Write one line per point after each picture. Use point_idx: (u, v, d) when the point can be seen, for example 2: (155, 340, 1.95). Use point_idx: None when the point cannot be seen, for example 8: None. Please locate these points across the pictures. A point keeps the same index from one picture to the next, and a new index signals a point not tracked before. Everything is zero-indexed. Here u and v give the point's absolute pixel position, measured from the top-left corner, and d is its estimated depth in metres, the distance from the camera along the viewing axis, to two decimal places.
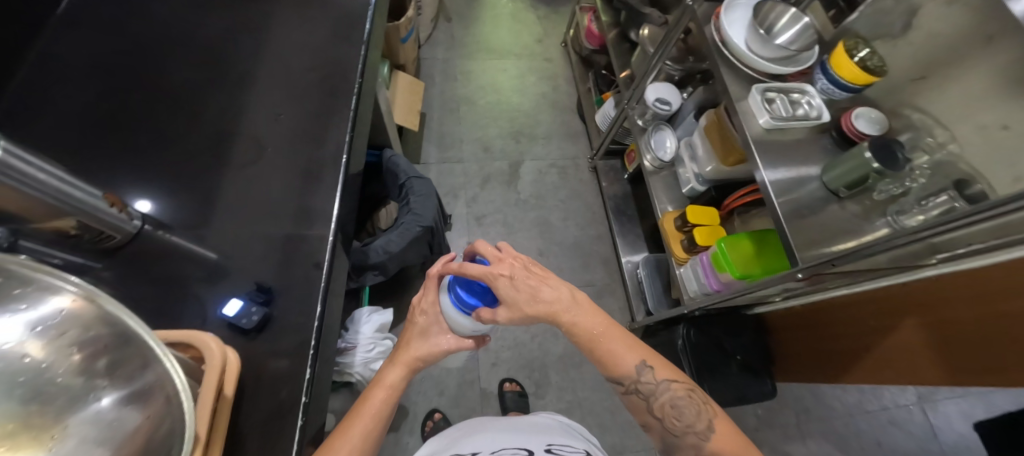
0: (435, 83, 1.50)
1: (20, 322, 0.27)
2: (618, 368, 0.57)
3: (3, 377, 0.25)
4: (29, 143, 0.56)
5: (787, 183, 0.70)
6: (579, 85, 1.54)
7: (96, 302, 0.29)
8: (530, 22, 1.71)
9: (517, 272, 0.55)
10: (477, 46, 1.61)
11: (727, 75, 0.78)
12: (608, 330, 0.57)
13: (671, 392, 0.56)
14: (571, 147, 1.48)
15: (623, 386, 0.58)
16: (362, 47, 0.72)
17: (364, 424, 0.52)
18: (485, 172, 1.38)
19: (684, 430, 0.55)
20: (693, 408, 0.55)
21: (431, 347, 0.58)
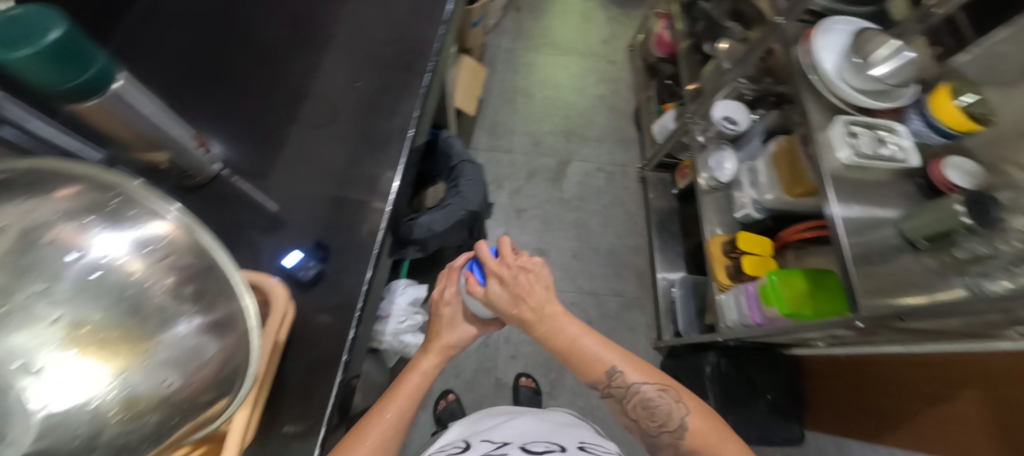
0: (496, 71, 1.50)
1: (130, 240, 0.29)
2: (587, 371, 0.56)
3: (113, 288, 0.27)
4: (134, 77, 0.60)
5: (859, 224, 0.66)
6: (640, 92, 1.51)
7: (190, 232, 0.31)
8: (599, 22, 1.68)
9: (508, 276, 0.55)
10: (543, 40, 1.60)
11: (809, 101, 0.74)
12: (581, 335, 0.56)
13: (643, 393, 0.55)
14: (622, 154, 1.45)
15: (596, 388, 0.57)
16: (441, 26, 0.73)
17: (399, 404, 0.54)
18: (532, 166, 1.38)
19: (659, 430, 0.53)
20: (666, 407, 0.54)
21: (457, 336, 0.61)
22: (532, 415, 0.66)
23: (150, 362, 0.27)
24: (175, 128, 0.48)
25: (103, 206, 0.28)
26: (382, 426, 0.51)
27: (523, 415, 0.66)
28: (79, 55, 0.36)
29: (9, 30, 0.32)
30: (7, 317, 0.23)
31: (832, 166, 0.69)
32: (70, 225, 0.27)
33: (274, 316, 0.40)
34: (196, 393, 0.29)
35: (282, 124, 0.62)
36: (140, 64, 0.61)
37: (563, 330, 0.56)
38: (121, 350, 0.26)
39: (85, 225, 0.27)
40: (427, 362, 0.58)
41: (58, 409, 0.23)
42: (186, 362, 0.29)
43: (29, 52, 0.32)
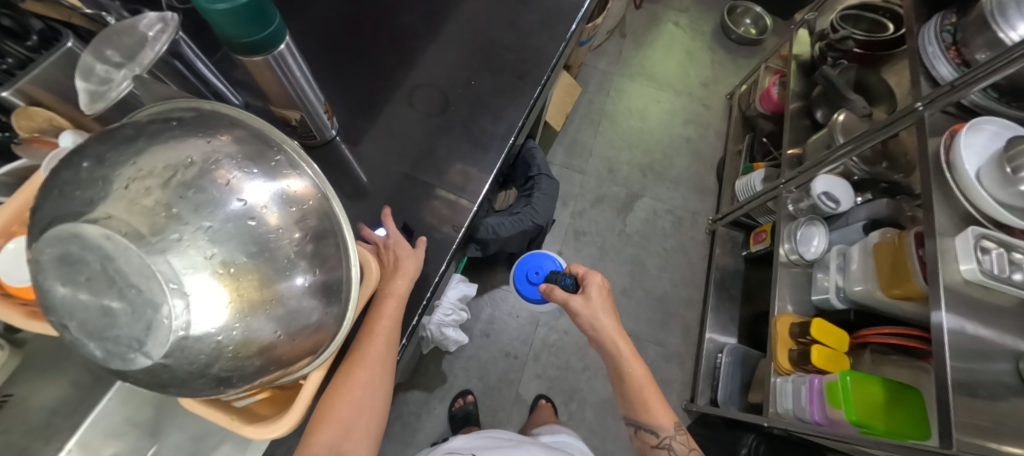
0: (587, 91, 1.50)
1: (273, 190, 0.30)
2: (657, 416, 0.65)
3: (257, 231, 0.28)
4: None
5: (970, 351, 0.59)
6: (730, 143, 1.45)
7: (322, 198, 0.34)
8: (702, 64, 1.63)
9: (593, 293, 0.68)
10: (641, 70, 1.57)
11: (938, 202, 0.67)
12: (651, 387, 0.65)
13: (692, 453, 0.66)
14: (696, 201, 1.39)
15: (657, 437, 0.66)
16: (561, 44, 0.74)
17: (387, 323, 0.48)
18: (601, 192, 1.36)
19: None
20: None
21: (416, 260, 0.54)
22: (535, 445, 0.67)
23: (271, 312, 0.29)
24: (311, 93, 0.52)
25: (264, 155, 0.31)
26: (375, 344, 0.47)
27: (526, 444, 0.67)
28: (257, 13, 0.39)
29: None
30: (177, 244, 0.25)
31: (950, 278, 0.62)
32: (234, 165, 0.29)
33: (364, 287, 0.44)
34: (292, 344, 0.31)
35: (385, 102, 0.65)
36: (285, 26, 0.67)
37: (624, 354, 0.65)
38: (252, 296, 0.27)
39: (249, 173, 0.29)
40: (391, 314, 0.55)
41: (192, 333, 0.25)
42: (295, 318, 0.30)
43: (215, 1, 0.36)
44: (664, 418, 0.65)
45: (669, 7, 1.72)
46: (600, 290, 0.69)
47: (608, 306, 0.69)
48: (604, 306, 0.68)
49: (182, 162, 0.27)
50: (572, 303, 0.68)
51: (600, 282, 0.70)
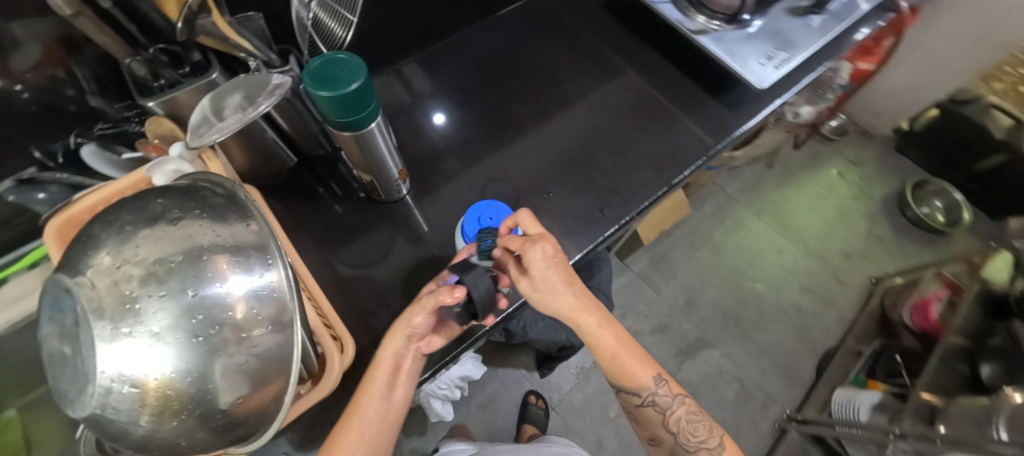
0: (701, 210, 1.36)
1: (244, 287, 0.30)
2: (630, 381, 0.53)
3: (197, 329, 0.28)
4: (407, 99, 0.74)
5: None
6: (852, 338, 1.18)
7: (292, 299, 0.32)
8: (854, 231, 1.37)
9: (535, 259, 0.48)
10: (774, 210, 1.38)
11: None
12: (622, 339, 0.52)
13: (682, 406, 0.54)
14: (777, 384, 1.16)
15: (636, 399, 0.54)
16: (663, 186, 0.66)
17: (378, 388, 0.48)
18: (668, 322, 1.21)
19: (698, 446, 0.52)
20: (706, 427, 0.53)
21: (409, 325, 0.48)
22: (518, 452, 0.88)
23: (182, 418, 0.28)
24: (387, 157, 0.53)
25: (267, 251, 0.32)
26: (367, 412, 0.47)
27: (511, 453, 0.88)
28: (354, 103, 0.42)
29: (314, 66, 0.40)
30: (125, 336, 0.26)
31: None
32: (225, 255, 0.30)
33: (314, 391, 0.42)
34: (202, 445, 0.30)
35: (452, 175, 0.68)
36: (422, 96, 0.75)
37: (584, 329, 0.50)
38: (164, 397, 0.27)
39: (231, 266, 0.30)
40: (439, 343, 0.52)
41: (103, 415, 0.27)
42: (209, 423, 0.29)
43: (317, 87, 0.39)
44: (637, 373, 0.52)
45: (839, 154, 1.49)
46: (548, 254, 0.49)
47: (561, 276, 0.49)
48: (560, 280, 0.49)
49: (181, 251, 0.29)
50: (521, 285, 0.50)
51: (547, 240, 0.49)
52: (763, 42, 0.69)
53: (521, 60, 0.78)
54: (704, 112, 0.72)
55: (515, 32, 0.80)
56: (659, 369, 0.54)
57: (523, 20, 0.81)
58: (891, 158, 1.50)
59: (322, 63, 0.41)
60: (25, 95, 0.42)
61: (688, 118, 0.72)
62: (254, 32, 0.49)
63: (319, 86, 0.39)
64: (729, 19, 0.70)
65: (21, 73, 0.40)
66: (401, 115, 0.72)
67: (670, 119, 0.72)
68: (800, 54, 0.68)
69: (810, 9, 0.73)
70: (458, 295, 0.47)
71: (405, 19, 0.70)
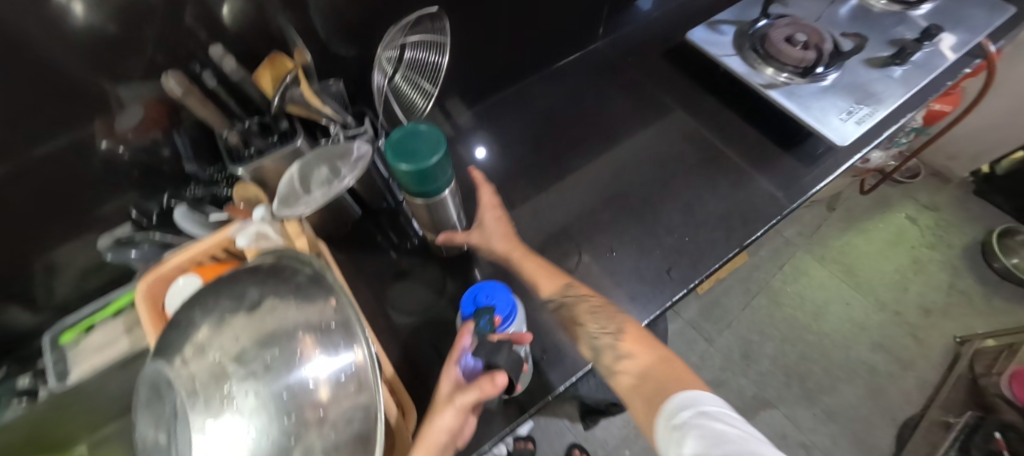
0: (756, 255, 1.29)
1: (328, 369, 0.29)
2: (543, 286, 0.52)
3: (284, 418, 0.27)
4: (465, 148, 0.74)
5: None
6: (936, 407, 1.05)
7: (375, 381, 0.30)
8: (932, 284, 1.25)
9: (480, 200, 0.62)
10: (838, 258, 1.29)
11: None
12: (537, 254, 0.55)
13: (588, 302, 0.50)
14: (848, 455, 1.04)
15: (553, 304, 0.50)
16: (733, 247, 0.62)
17: None
18: (723, 376, 1.13)
19: (600, 335, 0.47)
20: (611, 318, 0.48)
21: (441, 435, 0.37)
22: None
23: None
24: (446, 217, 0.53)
25: (353, 328, 0.31)
26: None
27: None
28: (432, 175, 0.42)
29: (396, 138, 0.41)
30: (219, 421, 0.26)
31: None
32: (313, 333, 0.30)
33: None
34: None
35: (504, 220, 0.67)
36: (461, 129, 0.76)
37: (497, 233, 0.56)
38: None
39: (319, 347, 0.29)
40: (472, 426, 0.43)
41: None
42: None
43: (400, 160, 0.40)
44: (546, 279, 0.52)
45: (909, 198, 1.38)
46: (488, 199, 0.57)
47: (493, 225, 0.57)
48: (498, 230, 0.56)
49: (273, 332, 0.29)
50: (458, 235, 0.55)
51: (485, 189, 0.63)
52: (842, 97, 0.66)
53: (577, 111, 0.77)
54: (774, 168, 0.68)
55: (571, 83, 0.81)
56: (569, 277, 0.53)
57: (581, 72, 0.82)
58: (972, 204, 1.37)
59: (404, 134, 0.41)
60: (125, 155, 0.45)
61: (757, 173, 0.68)
62: (332, 95, 0.51)
63: (403, 159, 0.40)
64: (802, 71, 0.67)
65: (125, 134, 0.43)
66: (459, 161, 0.73)
67: (738, 175, 0.68)
68: (884, 110, 0.64)
69: (891, 61, 0.69)
70: (498, 382, 0.39)
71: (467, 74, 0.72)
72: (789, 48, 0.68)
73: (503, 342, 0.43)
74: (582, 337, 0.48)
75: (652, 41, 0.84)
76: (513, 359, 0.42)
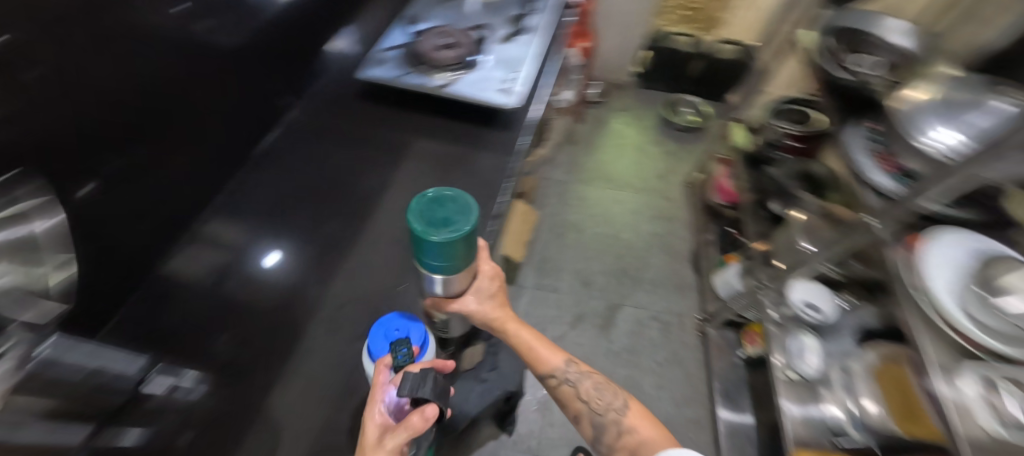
0: (549, 205, 1.51)
1: None
2: (545, 358, 0.60)
3: None
4: (211, 273, 0.64)
5: None
6: (699, 234, 1.42)
7: None
8: (656, 157, 1.68)
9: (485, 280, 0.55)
10: (598, 174, 1.61)
11: (928, 344, 0.60)
12: (537, 338, 0.60)
13: (592, 381, 0.60)
14: (678, 301, 1.32)
15: (555, 378, 0.60)
16: (492, 224, 0.70)
17: None
18: (579, 308, 1.30)
19: (605, 408, 0.58)
20: (610, 392, 0.60)
21: None
22: None
23: None
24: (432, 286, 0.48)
25: None
26: None
27: None
28: (444, 252, 0.40)
29: (420, 216, 0.39)
30: None
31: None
32: None
33: None
34: None
35: (307, 322, 0.61)
36: (241, 248, 0.67)
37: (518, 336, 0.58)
38: None
39: None
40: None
41: None
42: None
43: (429, 228, 0.38)
44: (550, 355, 0.60)
45: (611, 109, 1.82)
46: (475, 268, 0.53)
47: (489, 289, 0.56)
48: (490, 296, 0.56)
49: None
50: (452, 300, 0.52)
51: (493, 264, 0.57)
52: (497, 72, 0.81)
53: (302, 186, 0.76)
54: (485, 148, 0.80)
55: (292, 160, 0.78)
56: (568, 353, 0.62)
57: (295, 145, 0.81)
58: (644, 95, 1.88)
59: (432, 205, 0.40)
60: None
61: (475, 158, 0.79)
62: None
63: (434, 228, 0.38)
64: (461, 65, 0.80)
65: None
66: (214, 286, 0.63)
67: (466, 162, 0.78)
68: (531, 69, 0.82)
69: (515, 33, 0.88)
70: (427, 414, 0.41)
71: (161, 214, 0.61)
72: (441, 52, 0.80)
73: (425, 369, 0.44)
74: (585, 413, 0.59)
75: (343, 89, 0.88)
76: (437, 385, 0.43)
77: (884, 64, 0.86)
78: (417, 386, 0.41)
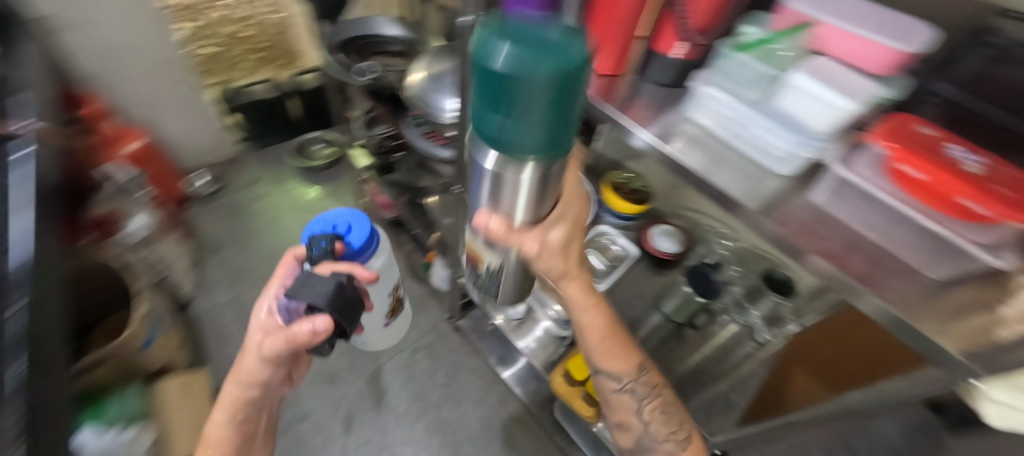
0: (232, 335, 1.18)
1: None
2: (612, 364, 0.54)
3: None
4: None
5: (623, 320, 0.67)
6: (399, 249, 1.39)
7: None
8: (320, 205, 1.49)
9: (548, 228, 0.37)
10: (269, 262, 1.33)
11: None
12: (614, 334, 0.52)
13: (658, 399, 0.56)
14: (424, 317, 1.29)
15: (617, 382, 0.55)
16: None
17: (223, 413, 0.54)
18: (344, 408, 1.12)
19: (665, 436, 0.55)
20: (672, 413, 0.56)
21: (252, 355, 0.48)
22: None
23: None
24: (499, 197, 0.32)
25: None
26: None
27: None
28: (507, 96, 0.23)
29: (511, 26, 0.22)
30: None
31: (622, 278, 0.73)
32: None
33: None
34: None
35: None
36: None
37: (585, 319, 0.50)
38: None
39: None
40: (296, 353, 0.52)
41: None
42: None
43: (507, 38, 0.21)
44: (625, 361, 0.54)
45: (239, 187, 1.51)
46: (561, 201, 0.36)
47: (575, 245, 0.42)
48: (566, 239, 0.39)
49: None
50: (508, 231, 0.35)
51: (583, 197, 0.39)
52: None
53: None
54: None
55: None
56: (641, 360, 0.55)
57: None
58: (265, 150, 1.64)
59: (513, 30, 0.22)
60: None
61: None
62: None
63: (524, 43, 0.21)
64: None
65: None
66: None
67: None
68: None
69: None
70: (318, 327, 0.41)
71: None
72: None
73: (337, 278, 0.43)
74: (624, 420, 0.57)
75: None
76: (331, 292, 0.42)
77: (399, 57, 0.97)
78: (316, 296, 0.41)
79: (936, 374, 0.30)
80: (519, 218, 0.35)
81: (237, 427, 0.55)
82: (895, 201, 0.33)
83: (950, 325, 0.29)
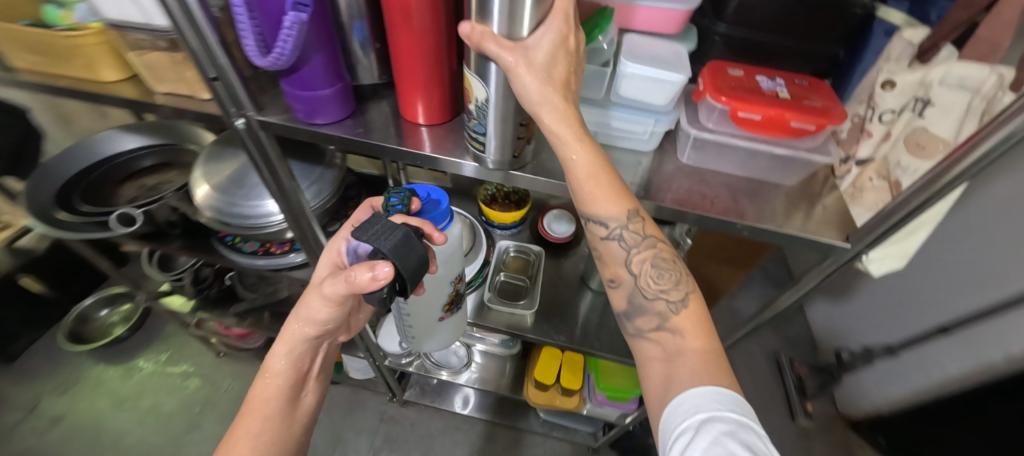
0: None
1: None
2: (599, 206, 0.35)
3: None
4: None
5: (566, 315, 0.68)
6: None
7: None
8: (154, 378, 1.12)
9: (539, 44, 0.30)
10: None
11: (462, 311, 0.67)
12: (600, 160, 0.34)
13: (653, 252, 0.37)
14: (365, 417, 1.12)
15: (603, 228, 0.36)
16: None
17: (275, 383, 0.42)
18: None
19: (655, 293, 0.37)
20: (674, 271, 0.37)
21: (305, 319, 0.39)
22: None
23: None
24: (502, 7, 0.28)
25: None
26: None
27: None
28: None
29: None
30: None
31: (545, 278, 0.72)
32: None
33: None
34: None
35: None
36: None
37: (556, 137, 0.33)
38: None
39: None
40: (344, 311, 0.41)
41: None
42: None
43: None
44: (609, 191, 0.35)
45: (11, 423, 1.03)
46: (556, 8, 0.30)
47: (571, 80, 0.34)
48: (555, 52, 0.31)
49: None
50: (497, 44, 0.29)
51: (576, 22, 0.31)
52: None
53: None
54: None
55: None
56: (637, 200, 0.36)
57: None
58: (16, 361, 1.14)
59: None
60: None
61: None
62: None
63: None
64: None
65: None
66: None
67: None
68: None
69: None
70: (377, 275, 0.30)
71: None
72: None
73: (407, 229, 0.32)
74: (619, 279, 0.39)
75: None
76: (405, 237, 0.31)
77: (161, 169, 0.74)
78: (381, 239, 0.30)
79: (833, 261, 0.37)
80: (518, 29, 0.30)
81: (295, 402, 0.43)
82: (747, 142, 0.36)
83: (824, 222, 0.36)
